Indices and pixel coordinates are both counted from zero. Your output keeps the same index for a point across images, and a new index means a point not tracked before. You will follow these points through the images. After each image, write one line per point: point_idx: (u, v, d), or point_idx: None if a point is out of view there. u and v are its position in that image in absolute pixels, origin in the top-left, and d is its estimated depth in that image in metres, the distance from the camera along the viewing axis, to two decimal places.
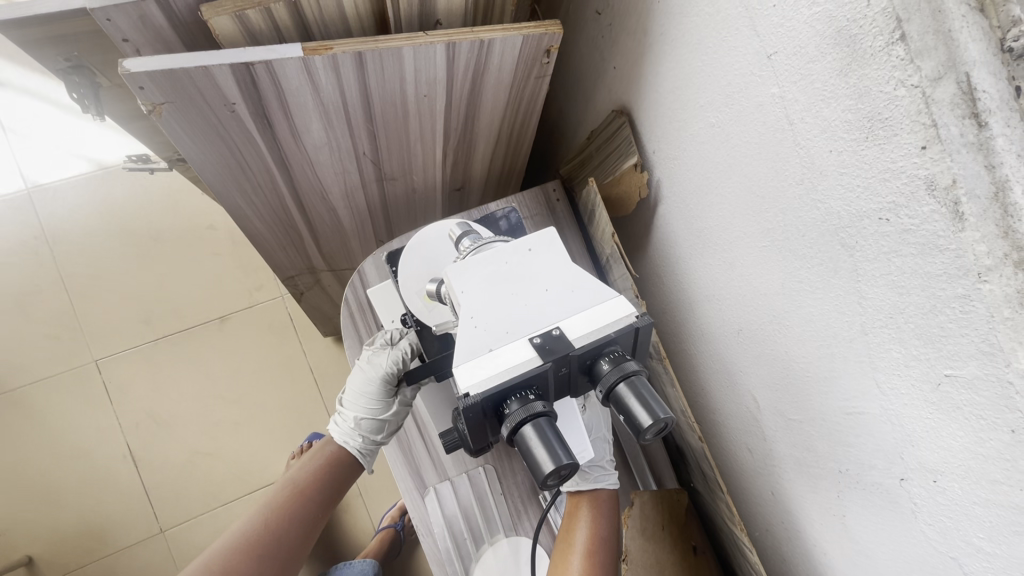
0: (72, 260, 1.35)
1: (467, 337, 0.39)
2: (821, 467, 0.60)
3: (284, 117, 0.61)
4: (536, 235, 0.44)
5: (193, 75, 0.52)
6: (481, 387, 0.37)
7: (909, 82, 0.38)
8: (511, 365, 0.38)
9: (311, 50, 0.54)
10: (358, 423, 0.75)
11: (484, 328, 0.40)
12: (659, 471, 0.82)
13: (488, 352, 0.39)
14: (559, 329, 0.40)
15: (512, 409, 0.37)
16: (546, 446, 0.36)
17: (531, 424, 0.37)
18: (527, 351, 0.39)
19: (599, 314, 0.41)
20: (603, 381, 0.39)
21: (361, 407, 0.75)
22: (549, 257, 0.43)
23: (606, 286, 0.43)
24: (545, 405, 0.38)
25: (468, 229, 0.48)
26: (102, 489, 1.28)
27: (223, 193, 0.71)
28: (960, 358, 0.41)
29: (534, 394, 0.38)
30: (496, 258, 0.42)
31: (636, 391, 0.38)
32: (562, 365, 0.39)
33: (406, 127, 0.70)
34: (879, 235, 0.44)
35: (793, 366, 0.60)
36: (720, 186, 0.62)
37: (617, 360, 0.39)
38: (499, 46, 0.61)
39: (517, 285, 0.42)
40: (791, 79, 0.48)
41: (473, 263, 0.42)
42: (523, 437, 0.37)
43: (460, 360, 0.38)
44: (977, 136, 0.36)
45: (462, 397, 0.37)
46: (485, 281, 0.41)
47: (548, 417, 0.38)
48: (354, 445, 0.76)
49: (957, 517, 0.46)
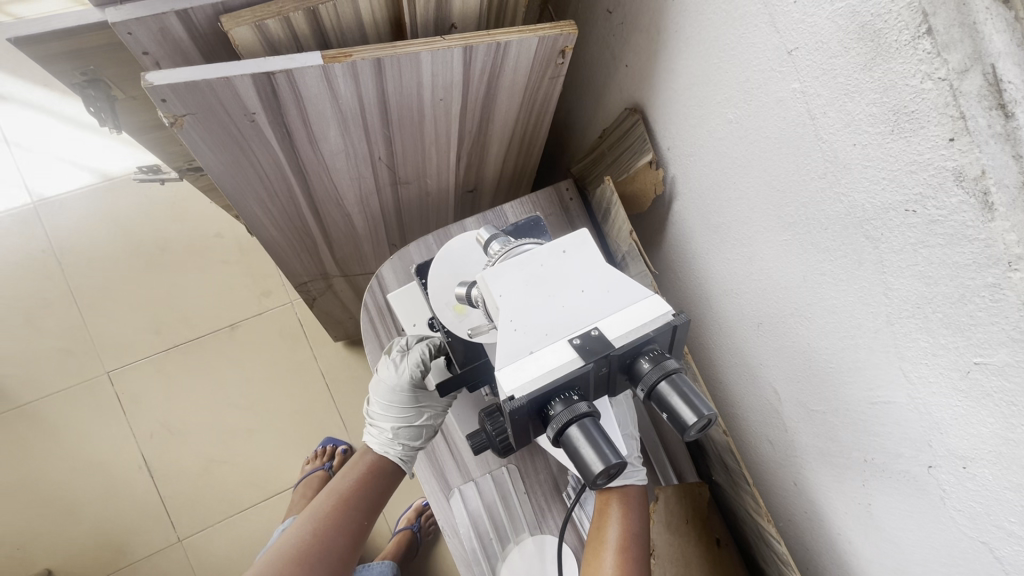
0: (78, 272, 1.35)
1: (507, 341, 0.39)
2: (845, 457, 0.61)
3: (302, 125, 0.61)
4: (568, 236, 0.45)
5: (215, 86, 0.52)
6: (525, 389, 0.37)
7: (935, 75, 0.39)
8: (553, 367, 0.38)
9: (330, 57, 0.54)
10: (394, 432, 0.74)
11: (523, 331, 0.40)
12: (679, 466, 0.84)
13: (529, 354, 0.39)
14: (597, 330, 0.40)
15: (556, 411, 0.37)
16: (593, 446, 0.36)
17: (576, 424, 0.37)
18: (568, 352, 0.39)
19: (635, 314, 0.41)
20: (644, 381, 0.39)
21: (396, 416, 0.75)
22: (582, 259, 0.44)
23: (640, 287, 0.43)
24: (589, 406, 0.38)
25: (496, 233, 0.49)
26: (118, 500, 1.28)
27: (240, 201, 0.71)
28: (989, 346, 0.42)
29: (577, 395, 0.39)
30: (531, 261, 0.42)
31: (678, 389, 0.38)
32: (602, 365, 0.39)
33: (422, 131, 0.70)
34: (906, 227, 0.45)
35: (815, 358, 0.61)
36: (739, 181, 0.62)
37: (657, 359, 0.40)
38: (516, 48, 0.61)
39: (553, 288, 0.42)
40: (812, 74, 0.48)
41: (507, 266, 0.42)
42: (569, 438, 0.37)
43: (501, 364, 0.39)
44: (1004, 126, 0.36)
45: (507, 400, 0.37)
46: (520, 284, 0.41)
47: (592, 417, 0.38)
48: (394, 454, 0.74)
49: (988, 502, 0.47)
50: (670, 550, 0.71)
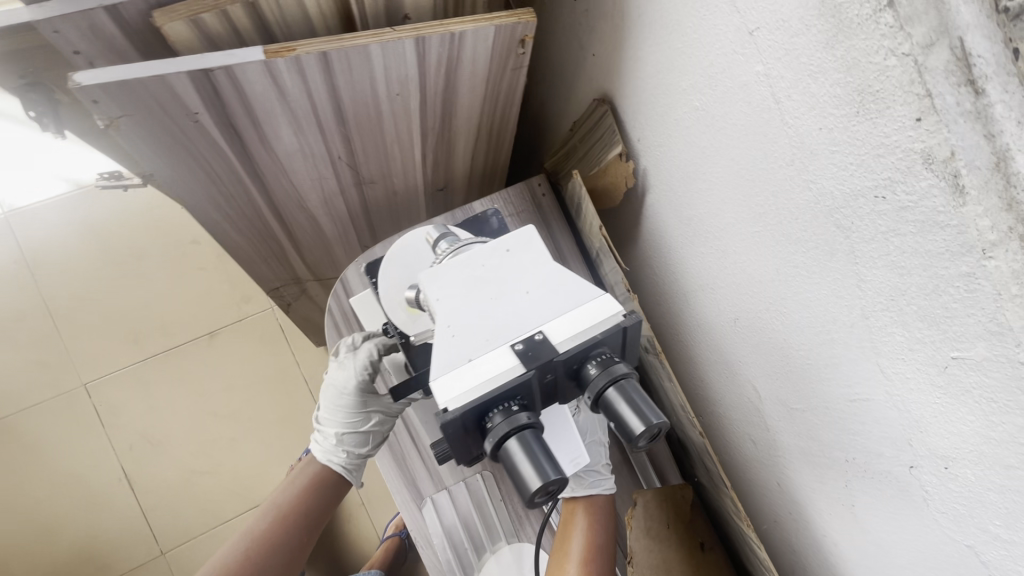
0: (53, 283, 1.32)
1: (444, 348, 0.37)
2: (826, 456, 0.59)
3: (252, 124, 0.59)
4: (513, 234, 0.42)
5: (150, 86, 0.50)
6: (460, 401, 0.35)
7: (899, 50, 0.36)
8: (492, 376, 0.35)
9: (273, 53, 0.52)
10: (339, 439, 0.75)
11: (462, 337, 0.38)
12: (661, 468, 0.79)
13: (467, 362, 0.36)
14: (542, 334, 0.38)
15: (495, 422, 0.35)
16: (532, 461, 0.34)
17: (515, 437, 0.34)
18: (509, 358, 0.36)
19: (584, 315, 0.39)
20: (592, 387, 0.37)
21: (342, 422, 0.75)
22: (528, 256, 0.41)
23: (592, 285, 0.40)
24: (530, 417, 0.36)
25: (445, 231, 0.47)
26: (99, 513, 1.26)
27: (195, 206, 0.69)
28: (967, 340, 0.39)
29: (518, 404, 0.36)
30: (471, 262, 0.40)
31: (625, 396, 0.36)
32: (546, 371, 0.37)
33: (381, 128, 0.67)
34: (876, 214, 0.42)
35: (792, 354, 0.58)
36: (708, 171, 0.59)
37: (605, 363, 0.37)
38: (472, 38, 0.58)
39: (495, 288, 0.40)
40: (775, 55, 0.45)
41: (445, 269, 0.40)
42: (508, 452, 0.34)
43: (437, 373, 0.36)
44: (975, 103, 0.34)
45: (440, 413, 0.34)
46: (459, 286, 0.40)
47: (533, 429, 0.36)
48: (338, 462, 0.76)
49: (971, 504, 0.44)
50: (648, 557, 0.68)
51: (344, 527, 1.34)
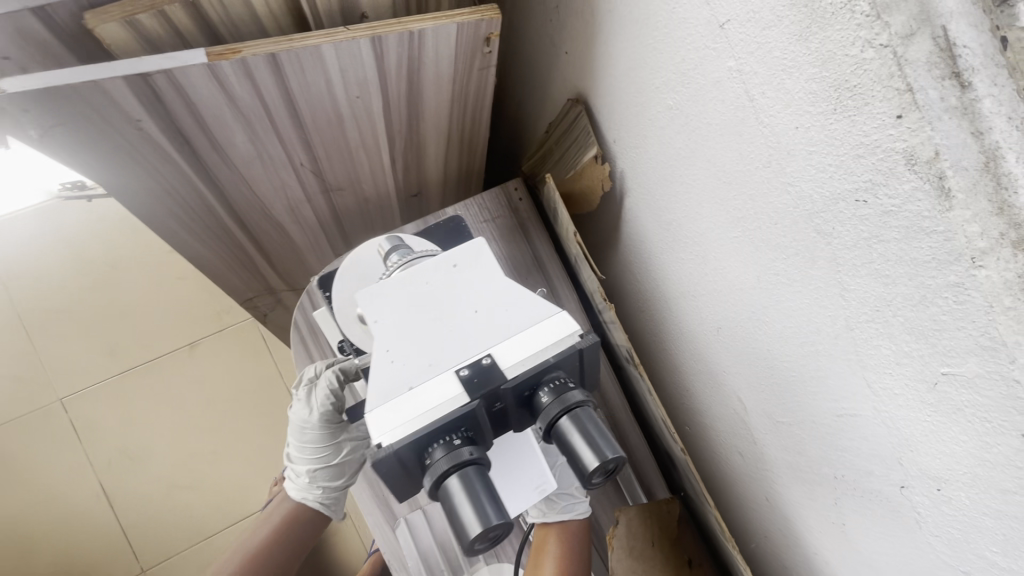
0: (30, 297, 1.31)
1: (385, 373, 0.41)
2: (815, 473, 0.55)
3: (202, 131, 0.56)
4: (458, 252, 0.48)
5: (82, 91, 0.47)
6: (395, 434, 0.38)
7: (877, 42, 0.33)
8: (431, 409, 0.39)
9: (216, 54, 0.48)
10: (311, 475, 0.71)
11: (403, 363, 0.42)
12: (648, 481, 0.74)
13: (408, 391, 0.40)
14: (491, 358, 0.41)
15: (436, 458, 0.38)
16: (472, 499, 0.37)
17: (456, 475, 0.38)
18: (454, 387, 0.40)
19: (526, 339, 0.43)
20: (546, 414, 0.41)
21: (311, 458, 0.71)
22: (469, 277, 0.46)
23: (532, 310, 0.44)
24: (473, 452, 0.39)
25: (397, 244, 0.52)
26: (76, 532, 1.21)
27: (150, 218, 0.66)
28: (957, 354, 0.36)
29: (460, 439, 0.40)
30: (415, 285, 0.46)
31: (578, 424, 0.41)
32: (491, 400, 0.41)
33: (343, 133, 0.64)
34: (858, 219, 0.39)
35: (776, 365, 0.55)
36: (685, 173, 0.56)
37: (559, 391, 0.42)
38: (433, 37, 0.55)
39: (437, 311, 0.44)
40: (747, 49, 0.42)
41: (390, 289, 0.45)
42: (449, 489, 0.38)
43: (375, 405, 0.39)
44: (960, 98, 0.31)
45: (376, 447, 0.38)
46: (403, 309, 0.44)
47: (475, 465, 0.39)
48: (314, 499, 0.73)
49: (966, 528, 0.41)
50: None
51: (329, 541, 1.30)
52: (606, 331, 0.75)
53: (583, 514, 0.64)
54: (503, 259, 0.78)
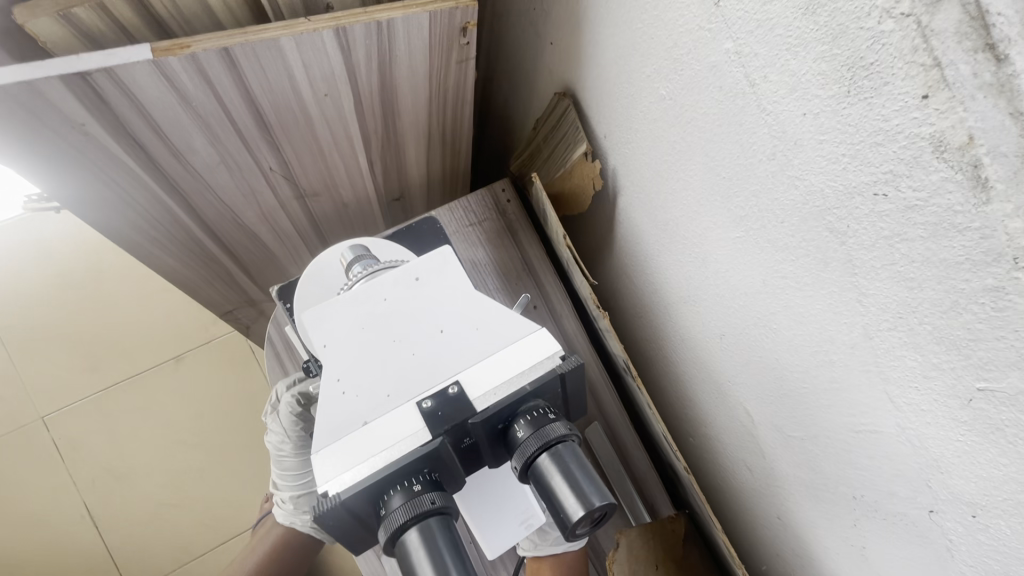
0: (10, 313, 1.27)
1: (337, 406, 0.39)
2: (832, 492, 0.51)
3: (156, 136, 0.51)
4: (423, 262, 0.45)
5: (13, 92, 0.42)
6: (343, 483, 0.36)
7: (897, 10, 0.29)
8: (385, 448, 0.37)
9: (162, 50, 0.44)
10: (296, 501, 0.66)
11: (355, 395, 0.40)
12: (650, 496, 0.69)
13: (363, 426, 0.38)
14: (456, 386, 0.40)
15: (393, 508, 0.36)
16: (429, 553, 0.34)
17: (414, 528, 0.35)
18: (415, 421, 0.38)
19: (496, 364, 0.41)
20: (523, 450, 0.39)
21: (296, 484, 0.66)
22: (435, 287, 0.44)
23: (503, 331, 0.43)
24: (435, 501, 0.36)
25: (360, 255, 0.49)
26: (60, 556, 1.17)
27: (111, 231, 0.62)
28: (996, 367, 0.31)
29: (421, 484, 0.37)
30: (371, 301, 0.43)
31: (557, 462, 0.38)
32: (458, 434, 0.39)
33: (314, 135, 0.60)
34: (876, 216, 0.35)
35: (786, 376, 0.50)
36: (681, 169, 0.52)
37: (536, 424, 0.39)
38: (403, 27, 0.51)
39: (398, 332, 0.42)
40: (746, 27, 0.38)
41: (346, 308, 0.43)
42: (404, 544, 0.35)
43: (321, 445, 0.38)
44: (997, 74, 0.26)
45: (320, 497, 0.36)
46: (360, 331, 0.42)
47: (441, 516, 0.37)
48: (303, 524, 0.68)
49: (1007, 560, 0.36)
50: None
51: (325, 558, 1.24)
52: (603, 340, 0.70)
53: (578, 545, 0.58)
54: (492, 266, 0.73)
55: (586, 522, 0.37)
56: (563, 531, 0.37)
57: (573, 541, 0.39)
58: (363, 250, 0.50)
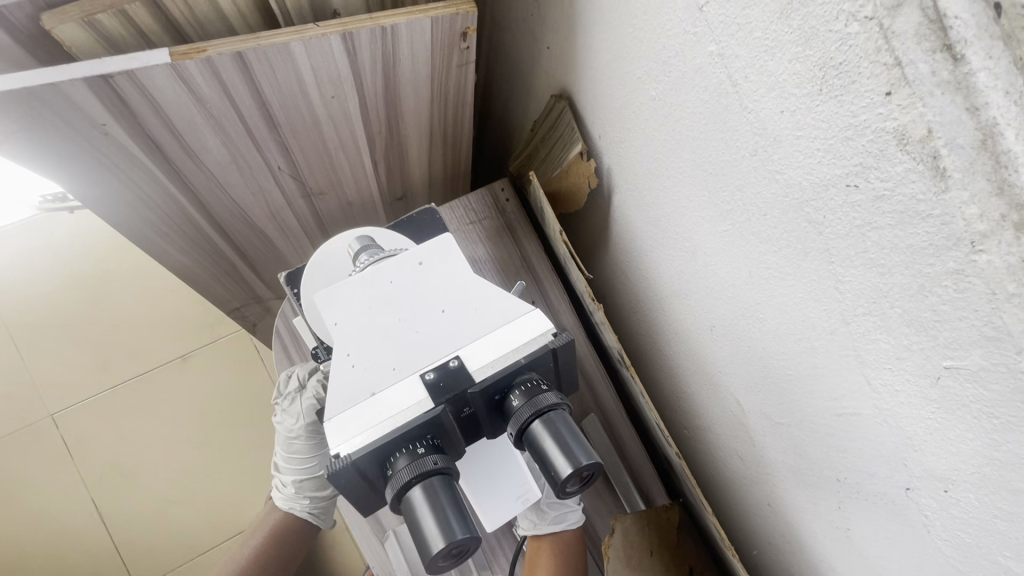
0: (20, 313, 1.30)
1: (347, 378, 0.42)
2: (817, 476, 0.53)
3: (171, 135, 0.54)
4: (427, 247, 0.48)
5: (40, 93, 0.45)
6: (353, 446, 0.39)
7: (861, 14, 0.31)
8: (391, 414, 0.40)
9: (180, 54, 0.47)
10: (298, 486, 0.71)
11: (365, 368, 0.42)
12: (645, 486, 0.71)
13: (370, 396, 0.41)
14: (457, 360, 0.42)
15: (400, 467, 0.38)
16: (434, 509, 0.37)
17: (419, 486, 0.38)
18: (420, 390, 0.41)
19: (496, 340, 0.44)
20: (518, 418, 0.41)
21: (298, 470, 0.71)
22: (439, 269, 0.46)
23: (501, 310, 0.45)
24: (439, 463, 0.39)
25: (366, 245, 0.51)
26: (67, 551, 1.19)
27: (126, 228, 0.64)
28: (960, 346, 0.33)
29: (425, 448, 0.40)
30: (379, 282, 0.45)
31: (550, 429, 0.40)
32: (460, 404, 0.41)
33: (321, 136, 0.63)
34: (849, 206, 0.37)
35: (773, 364, 0.52)
36: (670, 166, 0.54)
37: (530, 395, 0.42)
38: (406, 32, 0.53)
39: (403, 310, 0.44)
40: (727, 31, 0.40)
41: (354, 288, 0.45)
42: (411, 500, 0.38)
43: (333, 413, 0.40)
44: (953, 72, 0.28)
45: (333, 458, 0.38)
46: (367, 309, 0.44)
47: (444, 476, 0.39)
48: (301, 508, 0.73)
49: (977, 532, 0.38)
50: None
51: (328, 554, 1.26)
52: (598, 333, 0.73)
53: (575, 524, 0.62)
54: (491, 261, 0.76)
55: (576, 481, 0.40)
56: (554, 488, 0.40)
57: (565, 499, 0.41)
58: (368, 240, 0.52)
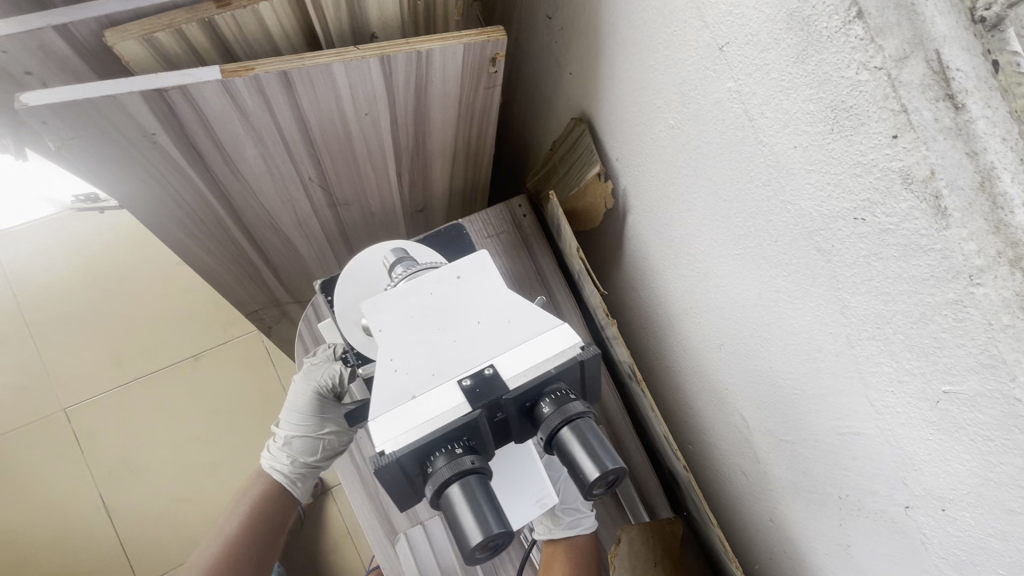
0: (38, 308, 1.33)
1: (389, 381, 0.44)
2: (819, 492, 0.55)
3: (213, 145, 0.57)
4: (465, 263, 0.51)
5: (101, 106, 0.48)
6: (396, 444, 0.41)
7: (871, 64, 0.34)
8: (435, 416, 0.42)
9: (230, 71, 0.50)
10: (288, 442, 0.73)
11: (406, 372, 0.44)
12: (650, 499, 0.73)
13: (412, 399, 0.43)
14: (492, 369, 0.44)
15: (439, 466, 0.41)
16: (473, 509, 0.39)
17: (459, 485, 0.40)
18: (458, 395, 0.43)
19: (526, 351, 0.46)
20: (547, 425, 0.43)
21: (292, 425, 0.72)
22: (475, 283, 0.49)
23: (531, 324, 0.47)
24: (476, 462, 0.41)
25: (402, 257, 0.54)
26: (73, 543, 1.20)
27: (161, 229, 0.67)
28: (958, 372, 0.36)
29: (463, 448, 0.42)
30: (420, 292, 0.48)
31: (578, 436, 0.43)
32: (496, 409, 0.43)
33: (352, 149, 0.66)
34: (856, 237, 0.40)
35: (779, 383, 0.55)
36: (686, 191, 0.57)
37: (560, 403, 0.44)
38: (440, 56, 0.57)
39: (442, 320, 0.47)
40: (746, 70, 0.43)
41: (397, 298, 0.48)
42: (451, 498, 0.40)
43: (377, 413, 0.42)
44: (954, 119, 0.32)
45: (377, 455, 0.40)
46: (407, 318, 0.47)
47: (479, 475, 0.41)
48: (279, 468, 0.75)
49: (973, 550, 0.40)
50: None
51: (329, 556, 1.27)
52: (609, 348, 0.75)
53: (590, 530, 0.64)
54: (507, 273, 0.79)
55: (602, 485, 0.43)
56: (582, 491, 0.42)
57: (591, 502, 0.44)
58: (401, 251, 0.56)
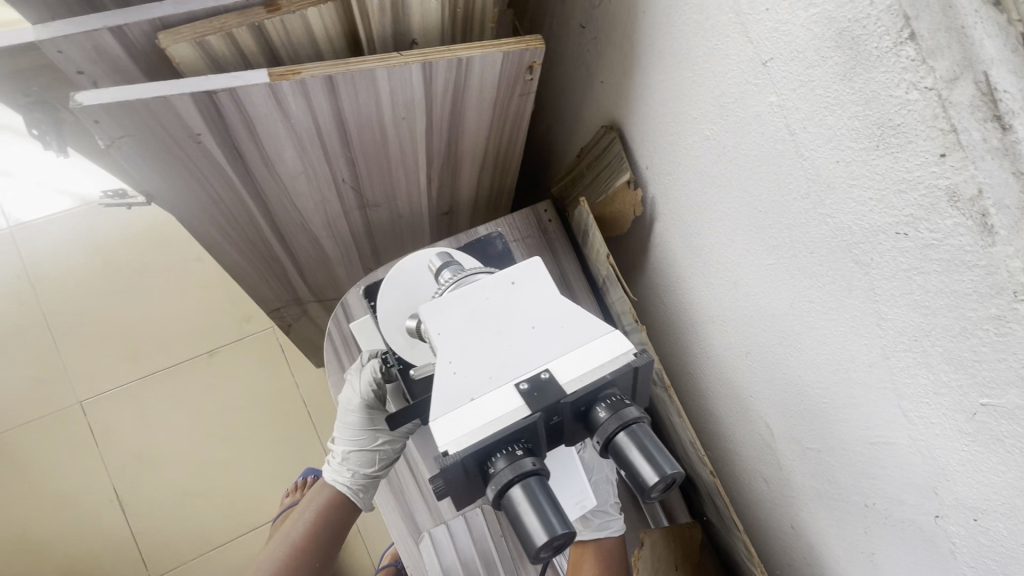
0: (56, 300, 1.34)
1: (447, 383, 0.45)
2: (845, 500, 0.56)
3: (254, 146, 0.58)
4: (517, 268, 0.52)
5: (152, 107, 0.49)
6: (458, 445, 0.42)
7: (921, 84, 0.35)
8: (496, 418, 0.43)
9: (278, 75, 0.51)
10: (344, 456, 0.72)
11: (463, 375, 0.45)
12: (669, 504, 0.74)
13: (470, 401, 0.44)
14: (548, 373, 0.45)
15: (500, 467, 0.42)
16: (535, 509, 0.40)
17: (521, 485, 0.41)
18: (516, 399, 0.44)
19: (577, 357, 0.47)
20: (604, 430, 0.44)
21: (348, 439, 0.72)
22: (527, 288, 0.50)
23: (580, 330, 0.48)
24: (535, 463, 0.42)
25: (448, 260, 0.56)
26: (87, 535, 1.21)
27: (195, 226, 0.68)
28: (998, 385, 0.37)
29: (523, 449, 0.43)
30: (477, 295, 0.49)
31: (635, 441, 0.44)
32: (552, 412, 0.44)
33: (386, 152, 0.67)
34: (897, 251, 0.40)
35: (807, 392, 0.55)
36: (719, 201, 0.58)
37: (615, 408, 0.45)
38: (479, 63, 0.58)
39: (498, 324, 0.48)
40: (789, 86, 0.44)
41: (452, 301, 0.49)
42: (513, 499, 0.41)
43: (438, 413, 0.43)
44: (1001, 140, 0.33)
45: (442, 456, 0.41)
46: (462, 321, 0.48)
47: (538, 476, 0.42)
48: (343, 481, 0.72)
49: (1005, 560, 0.41)
50: None
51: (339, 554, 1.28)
52: None
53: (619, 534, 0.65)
54: None
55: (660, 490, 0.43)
56: (640, 495, 0.43)
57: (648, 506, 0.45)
58: (446, 254, 0.58)
